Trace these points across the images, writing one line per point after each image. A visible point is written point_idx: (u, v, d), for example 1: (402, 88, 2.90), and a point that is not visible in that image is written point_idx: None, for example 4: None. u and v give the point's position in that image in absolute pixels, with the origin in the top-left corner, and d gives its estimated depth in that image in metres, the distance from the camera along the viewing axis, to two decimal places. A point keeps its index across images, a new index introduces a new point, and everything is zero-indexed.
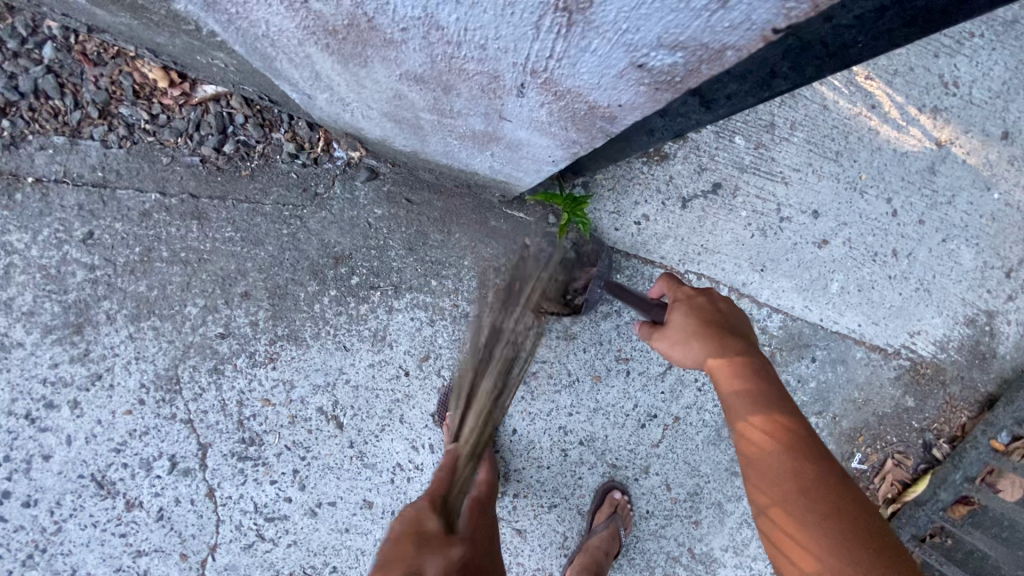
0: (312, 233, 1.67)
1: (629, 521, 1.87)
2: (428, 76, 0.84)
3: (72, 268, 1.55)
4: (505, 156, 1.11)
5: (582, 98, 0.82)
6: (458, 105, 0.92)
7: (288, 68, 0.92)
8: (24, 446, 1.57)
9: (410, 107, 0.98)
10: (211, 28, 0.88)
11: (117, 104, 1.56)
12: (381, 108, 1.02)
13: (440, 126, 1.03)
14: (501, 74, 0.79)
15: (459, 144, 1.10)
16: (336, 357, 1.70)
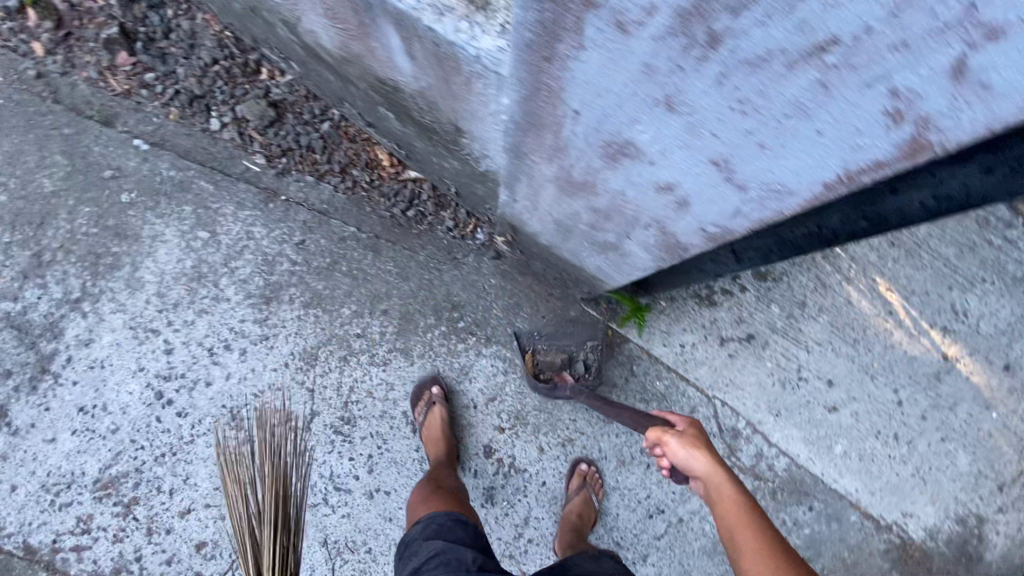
0: (444, 283, 2.30)
1: (600, 485, 2.18)
2: (592, 216, 1.42)
3: (283, 260, 2.21)
4: (615, 266, 1.66)
5: (676, 247, 1.33)
6: (603, 234, 1.48)
7: (512, 195, 1.54)
8: (197, 370, 2.10)
9: (570, 225, 1.56)
10: (474, 151, 1.51)
11: (353, 167, 2.31)
12: (550, 223, 1.61)
13: (583, 238, 1.61)
14: (636, 226, 1.34)
15: (590, 250, 1.61)
16: (429, 377, 2.23)
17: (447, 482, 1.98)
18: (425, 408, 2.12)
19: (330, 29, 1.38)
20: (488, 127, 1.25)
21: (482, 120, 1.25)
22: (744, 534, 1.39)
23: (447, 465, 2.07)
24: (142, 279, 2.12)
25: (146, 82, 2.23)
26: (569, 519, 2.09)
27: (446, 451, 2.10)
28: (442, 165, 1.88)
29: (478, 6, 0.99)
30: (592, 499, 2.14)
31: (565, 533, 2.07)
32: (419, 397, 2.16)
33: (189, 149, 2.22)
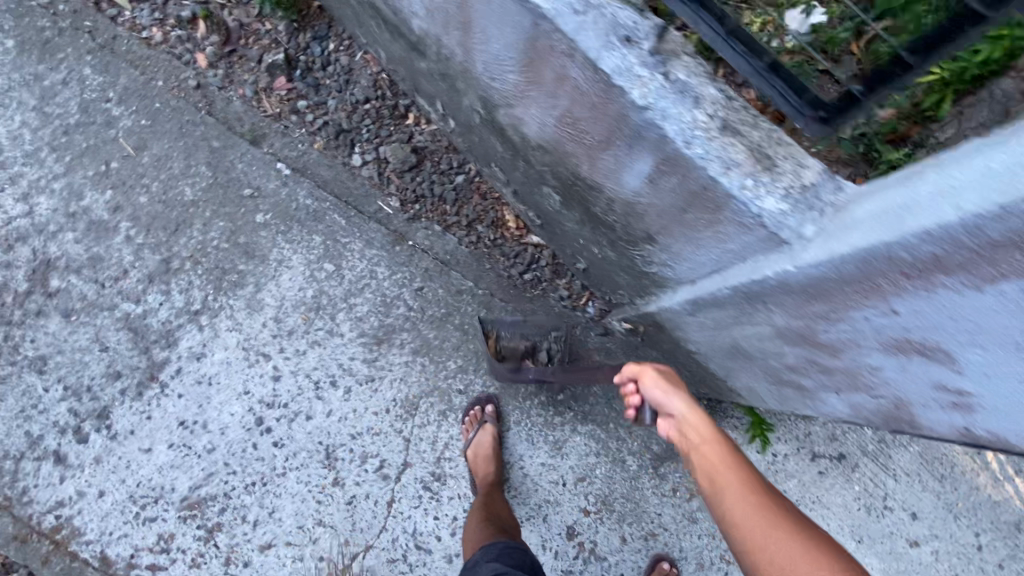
0: (549, 352, 2.28)
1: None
2: (767, 356, 1.33)
3: (399, 304, 2.22)
4: (746, 387, 1.61)
5: (836, 408, 1.33)
6: (758, 366, 1.41)
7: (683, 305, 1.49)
8: (300, 402, 2.10)
9: (719, 342, 1.47)
10: (655, 259, 1.53)
11: (478, 223, 2.34)
12: (704, 336, 1.53)
13: (724, 355, 1.53)
14: (811, 384, 1.29)
15: (760, 388, 1.51)
16: (522, 445, 2.21)
17: (493, 509, 2.00)
18: (476, 428, 2.14)
19: (551, 126, 1.40)
20: (740, 272, 1.14)
21: (735, 257, 1.16)
22: (724, 491, 1.30)
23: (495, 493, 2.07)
24: (262, 301, 2.13)
25: (298, 109, 2.27)
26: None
27: (494, 481, 2.09)
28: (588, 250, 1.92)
29: (764, 166, 1.01)
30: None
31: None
32: (467, 416, 2.18)
33: (327, 180, 2.24)
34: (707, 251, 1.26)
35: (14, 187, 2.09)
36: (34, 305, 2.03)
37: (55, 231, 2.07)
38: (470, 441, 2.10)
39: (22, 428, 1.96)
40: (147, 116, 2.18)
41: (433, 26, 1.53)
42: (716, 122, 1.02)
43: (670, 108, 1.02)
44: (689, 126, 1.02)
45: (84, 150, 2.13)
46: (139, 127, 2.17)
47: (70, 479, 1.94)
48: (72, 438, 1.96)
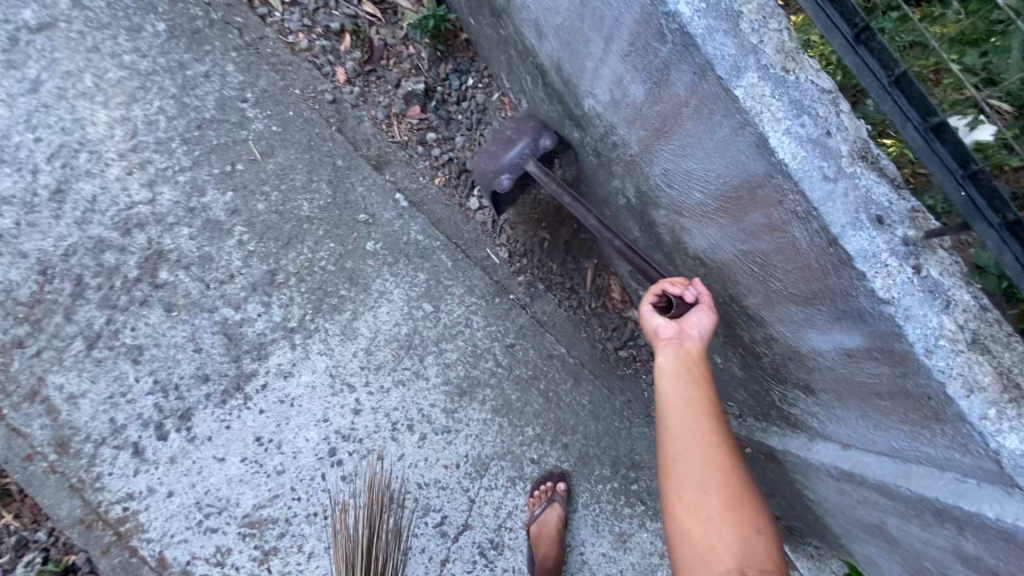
0: (630, 437, 2.18)
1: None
2: (914, 558, 1.24)
3: (489, 358, 2.15)
4: (865, 555, 1.51)
5: None
6: (897, 556, 1.32)
7: (821, 466, 1.38)
8: (374, 441, 2.05)
9: (853, 514, 1.39)
10: (800, 405, 1.42)
11: (582, 288, 2.26)
12: (834, 501, 1.44)
13: (852, 524, 1.44)
14: None
15: (893, 566, 1.39)
16: (585, 529, 2.13)
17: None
18: (544, 504, 2.05)
19: (728, 254, 1.29)
20: (935, 485, 1.03)
21: (929, 462, 1.05)
22: (708, 459, 1.20)
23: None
24: (356, 330, 2.09)
25: (425, 140, 2.26)
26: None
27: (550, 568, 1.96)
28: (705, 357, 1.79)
29: (1014, 395, 0.89)
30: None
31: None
32: (536, 490, 2.09)
33: (442, 219, 2.21)
34: (887, 437, 1.15)
35: (141, 172, 2.12)
36: (140, 293, 2.05)
37: (173, 223, 2.10)
38: (535, 517, 2.02)
39: (108, 413, 1.98)
40: (279, 123, 2.19)
41: (612, 114, 1.44)
42: (965, 333, 0.91)
43: (917, 308, 0.91)
44: (934, 333, 0.91)
45: (213, 147, 2.15)
46: (269, 133, 2.18)
47: (144, 473, 1.97)
48: (153, 433, 1.99)
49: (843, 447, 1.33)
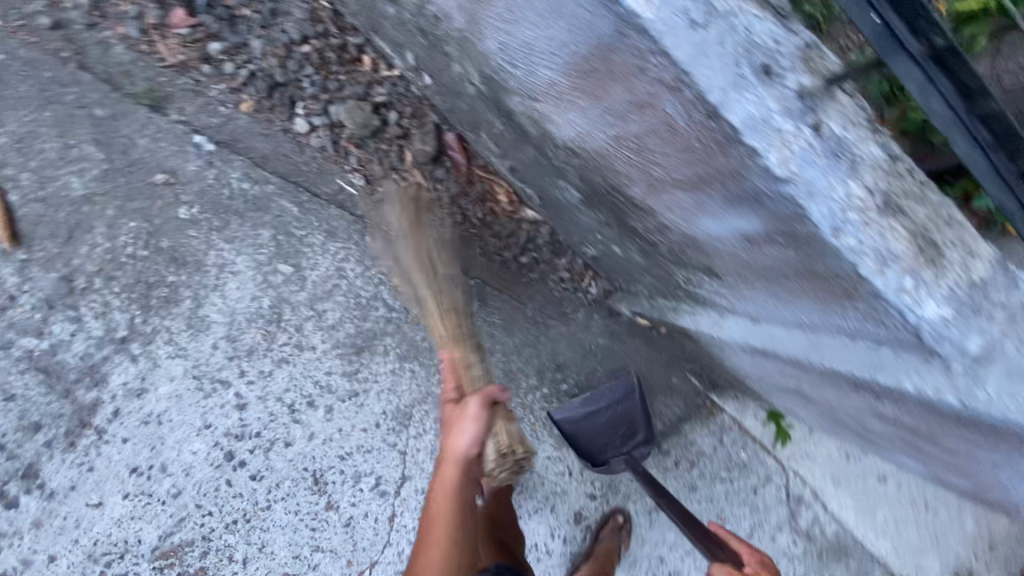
0: (549, 340, 2.10)
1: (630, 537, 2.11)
2: (828, 412, 1.25)
3: (378, 304, 1.87)
4: (788, 408, 1.53)
5: (889, 456, 1.30)
6: (814, 410, 1.33)
7: (734, 343, 1.31)
8: (275, 429, 1.82)
9: (769, 380, 1.37)
10: (706, 289, 1.30)
11: (463, 199, 1.95)
12: (752, 370, 1.41)
13: (772, 388, 1.44)
14: (877, 442, 1.23)
15: (808, 413, 1.41)
16: (527, 440, 2.10)
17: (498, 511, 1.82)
18: None
19: (599, 141, 1.04)
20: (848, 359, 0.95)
21: (840, 333, 0.96)
22: None
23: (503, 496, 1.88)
24: (208, 319, 1.76)
25: (210, 56, 1.75)
26: (599, 561, 1.99)
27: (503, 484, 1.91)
28: (605, 249, 1.67)
29: (928, 258, 0.77)
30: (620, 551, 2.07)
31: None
32: None
33: (267, 155, 1.79)
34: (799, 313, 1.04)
35: None
36: None
37: None
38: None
39: None
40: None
41: None
42: (876, 198, 0.75)
43: (820, 180, 0.73)
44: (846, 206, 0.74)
45: None
46: None
47: (8, 548, 1.66)
48: None
49: (755, 322, 1.25)
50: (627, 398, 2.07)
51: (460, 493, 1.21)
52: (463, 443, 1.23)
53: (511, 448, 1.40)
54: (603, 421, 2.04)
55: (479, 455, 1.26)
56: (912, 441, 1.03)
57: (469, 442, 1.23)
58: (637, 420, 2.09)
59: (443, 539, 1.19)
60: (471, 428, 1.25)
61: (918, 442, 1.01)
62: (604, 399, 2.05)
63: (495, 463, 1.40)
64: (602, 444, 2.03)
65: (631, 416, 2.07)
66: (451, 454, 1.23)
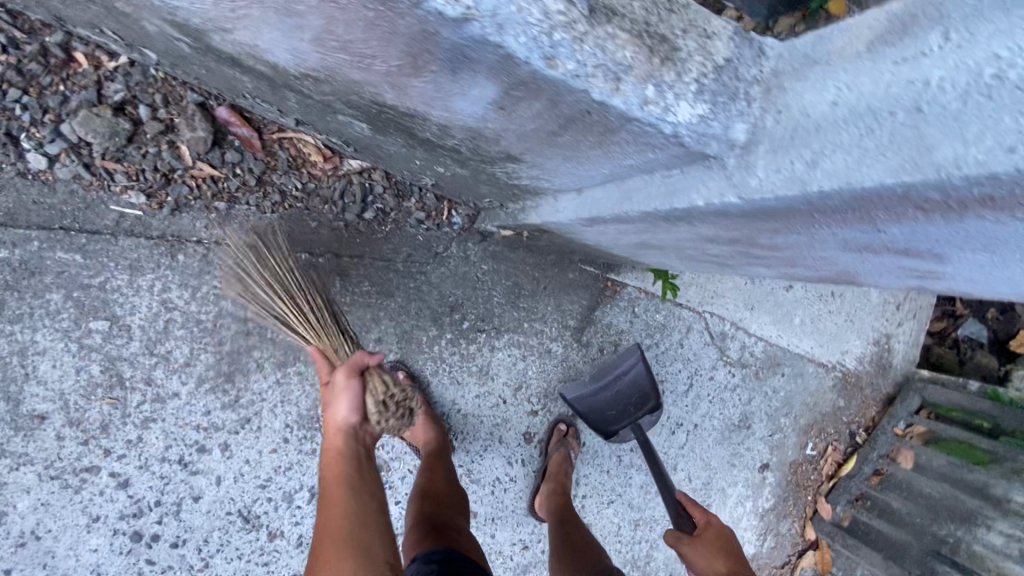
0: (433, 285, 1.96)
1: (575, 439, 2.18)
2: (681, 253, 1.24)
3: (228, 321, 1.69)
4: (663, 264, 1.53)
5: (752, 270, 1.33)
6: (674, 256, 1.33)
7: (577, 224, 1.26)
8: (175, 490, 1.66)
9: (627, 246, 1.35)
10: (527, 179, 1.22)
11: (272, 174, 1.72)
12: (609, 242, 1.37)
13: (638, 252, 1.42)
14: (732, 264, 1.25)
15: (677, 261, 1.38)
16: (450, 390, 2.01)
17: (433, 484, 1.78)
18: None
19: (313, 55, 0.88)
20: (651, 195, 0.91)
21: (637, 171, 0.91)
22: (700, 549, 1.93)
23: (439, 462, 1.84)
24: (37, 413, 1.53)
25: None
26: (556, 478, 2.05)
27: (437, 450, 1.86)
28: (434, 172, 1.52)
29: (661, 57, 0.71)
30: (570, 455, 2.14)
31: (550, 497, 2.03)
32: None
33: (12, 209, 1.50)
34: (595, 166, 0.95)
35: None
36: None
37: None
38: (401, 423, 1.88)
39: None
40: None
41: None
42: (578, 9, 0.67)
43: (505, 7, 0.63)
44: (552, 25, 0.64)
45: None
46: None
47: None
48: None
49: (580, 193, 1.17)
50: (628, 371, 2.20)
51: (340, 466, 1.39)
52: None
53: (394, 388, 1.50)
54: (609, 394, 2.20)
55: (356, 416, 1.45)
56: (748, 250, 1.01)
57: (343, 411, 1.44)
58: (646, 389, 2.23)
59: None
60: (342, 395, 1.44)
61: (744, 245, 0.98)
62: (611, 374, 2.18)
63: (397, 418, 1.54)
64: (607, 412, 2.21)
65: (635, 387, 2.22)
66: (334, 426, 1.44)
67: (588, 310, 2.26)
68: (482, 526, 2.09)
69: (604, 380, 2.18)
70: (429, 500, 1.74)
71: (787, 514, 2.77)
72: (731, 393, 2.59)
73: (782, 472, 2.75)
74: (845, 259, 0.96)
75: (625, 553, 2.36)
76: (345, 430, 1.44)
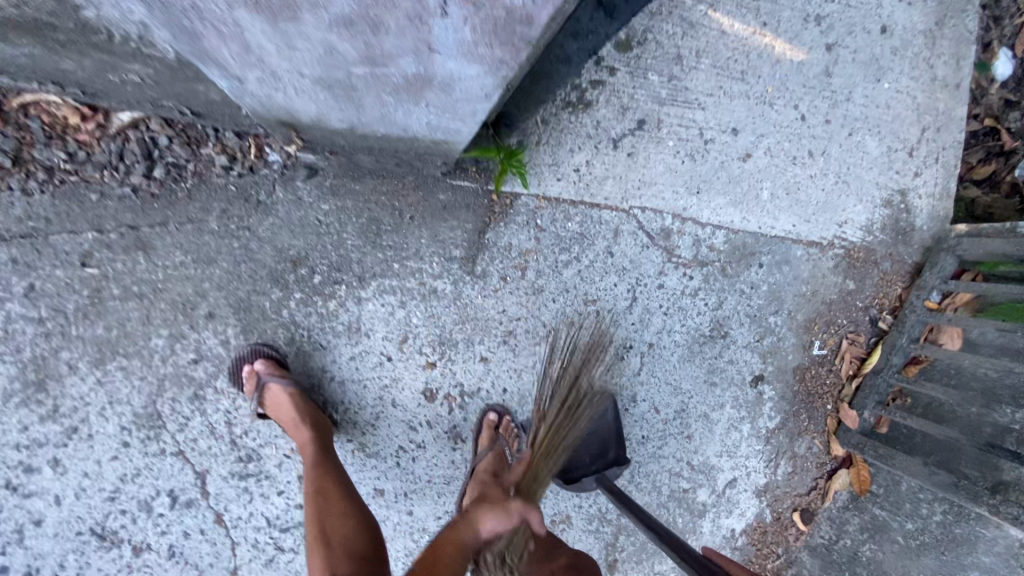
0: (264, 241, 1.66)
1: (513, 435, 1.86)
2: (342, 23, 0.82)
3: (21, 325, 1.50)
4: (439, 101, 1.08)
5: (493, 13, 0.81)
6: (385, 47, 0.89)
7: (218, 46, 0.88)
8: (12, 516, 1.51)
9: (340, 65, 0.94)
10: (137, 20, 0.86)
11: (30, 150, 1.50)
12: (313, 75, 0.97)
13: (374, 80, 0.99)
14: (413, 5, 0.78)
15: (394, 98, 1.06)
16: (316, 357, 1.72)
17: (345, 529, 1.41)
18: (258, 394, 1.58)
19: None
20: None
21: None
22: None
23: (348, 503, 1.47)
24: None
25: None
26: (481, 478, 1.71)
27: (340, 487, 1.49)
28: (120, 75, 1.16)
29: None
30: (507, 453, 1.82)
31: (474, 500, 1.68)
32: (242, 381, 1.61)
33: None
34: None
35: None
36: None
37: None
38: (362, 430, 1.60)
39: None
40: None
41: None
42: None
43: None
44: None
45: None
46: None
47: None
48: None
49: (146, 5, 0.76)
50: (602, 417, 1.88)
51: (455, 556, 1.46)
52: None
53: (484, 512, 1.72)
54: None
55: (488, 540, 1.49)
56: None
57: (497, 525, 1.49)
58: (612, 437, 1.88)
59: None
60: (503, 517, 1.49)
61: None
62: (573, 422, 1.85)
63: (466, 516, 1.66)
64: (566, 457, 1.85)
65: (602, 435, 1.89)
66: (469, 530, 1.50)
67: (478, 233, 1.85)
68: (395, 504, 1.81)
69: None
70: (358, 559, 1.34)
71: (802, 431, 2.26)
72: (692, 299, 2.09)
73: (784, 383, 2.23)
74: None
75: (587, 509, 1.98)
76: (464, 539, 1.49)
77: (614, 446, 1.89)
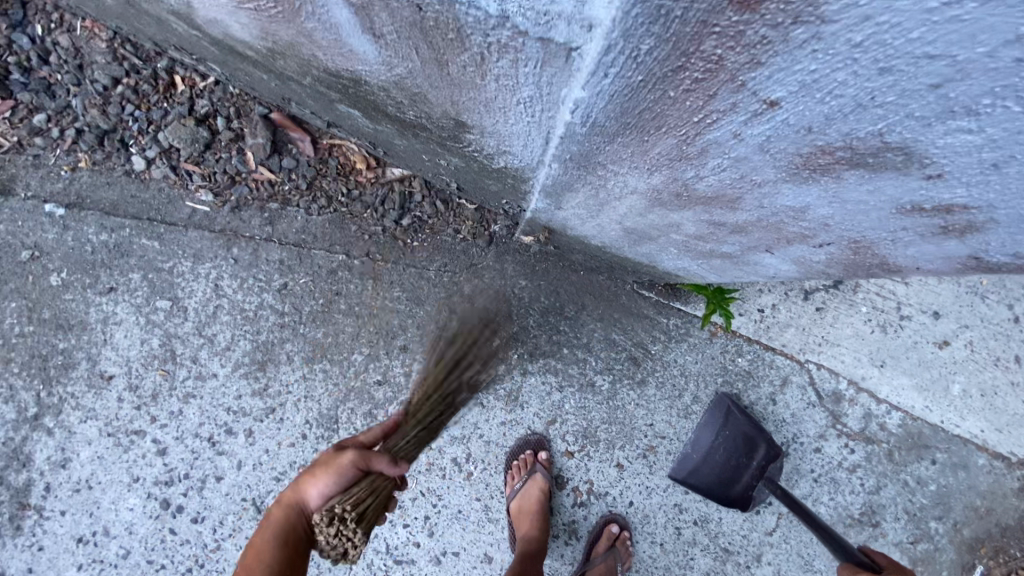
0: (466, 298, 1.86)
1: (630, 555, 1.86)
2: (731, 223, 1.02)
3: (266, 313, 1.81)
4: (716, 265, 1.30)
5: (880, 258, 0.96)
6: (731, 239, 1.10)
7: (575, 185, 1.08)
8: (202, 466, 1.78)
9: (674, 231, 1.14)
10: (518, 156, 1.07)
11: (322, 179, 1.84)
12: (620, 224, 1.21)
13: (681, 245, 1.22)
14: (816, 236, 0.95)
15: (682, 256, 1.29)
16: (473, 412, 1.86)
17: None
18: (524, 477, 1.80)
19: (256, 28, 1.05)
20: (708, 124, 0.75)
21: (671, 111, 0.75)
22: None
23: (281, 554, 1.26)
24: (106, 374, 1.78)
25: (40, 128, 1.80)
26: None
27: (288, 540, 1.27)
28: (479, 187, 1.49)
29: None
30: (617, 568, 1.81)
31: None
32: (515, 462, 1.84)
33: (117, 201, 1.82)
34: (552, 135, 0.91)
35: None
36: None
37: None
38: (516, 494, 1.78)
39: None
40: None
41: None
42: None
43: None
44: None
45: None
46: None
47: None
48: None
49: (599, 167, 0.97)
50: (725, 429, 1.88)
51: None
52: (313, 494, 1.31)
53: (350, 513, 1.30)
54: (715, 458, 1.86)
55: (318, 506, 1.31)
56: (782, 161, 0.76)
57: None
58: (750, 432, 1.86)
59: (262, 542, 1.27)
60: (325, 479, 1.31)
61: (697, 175, 0.88)
62: (707, 437, 1.88)
63: (325, 526, 1.28)
64: (721, 481, 1.85)
65: (739, 437, 1.87)
66: (292, 497, 1.32)
67: (648, 347, 1.92)
68: None
69: (704, 439, 1.89)
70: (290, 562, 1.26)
71: None
72: (848, 474, 1.96)
73: None
74: (826, 191, 0.80)
75: None
76: (300, 510, 1.31)
77: (755, 440, 1.86)
